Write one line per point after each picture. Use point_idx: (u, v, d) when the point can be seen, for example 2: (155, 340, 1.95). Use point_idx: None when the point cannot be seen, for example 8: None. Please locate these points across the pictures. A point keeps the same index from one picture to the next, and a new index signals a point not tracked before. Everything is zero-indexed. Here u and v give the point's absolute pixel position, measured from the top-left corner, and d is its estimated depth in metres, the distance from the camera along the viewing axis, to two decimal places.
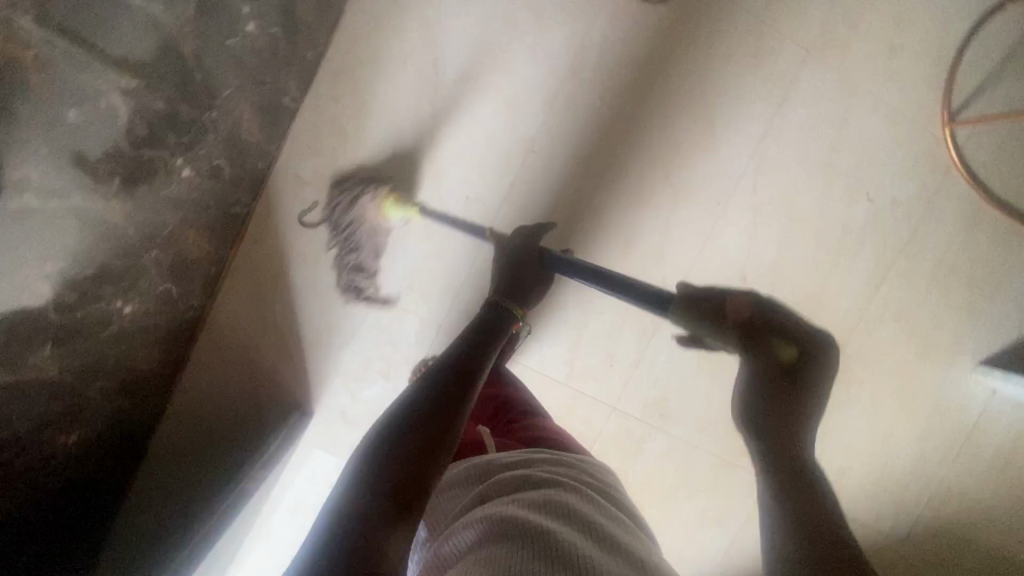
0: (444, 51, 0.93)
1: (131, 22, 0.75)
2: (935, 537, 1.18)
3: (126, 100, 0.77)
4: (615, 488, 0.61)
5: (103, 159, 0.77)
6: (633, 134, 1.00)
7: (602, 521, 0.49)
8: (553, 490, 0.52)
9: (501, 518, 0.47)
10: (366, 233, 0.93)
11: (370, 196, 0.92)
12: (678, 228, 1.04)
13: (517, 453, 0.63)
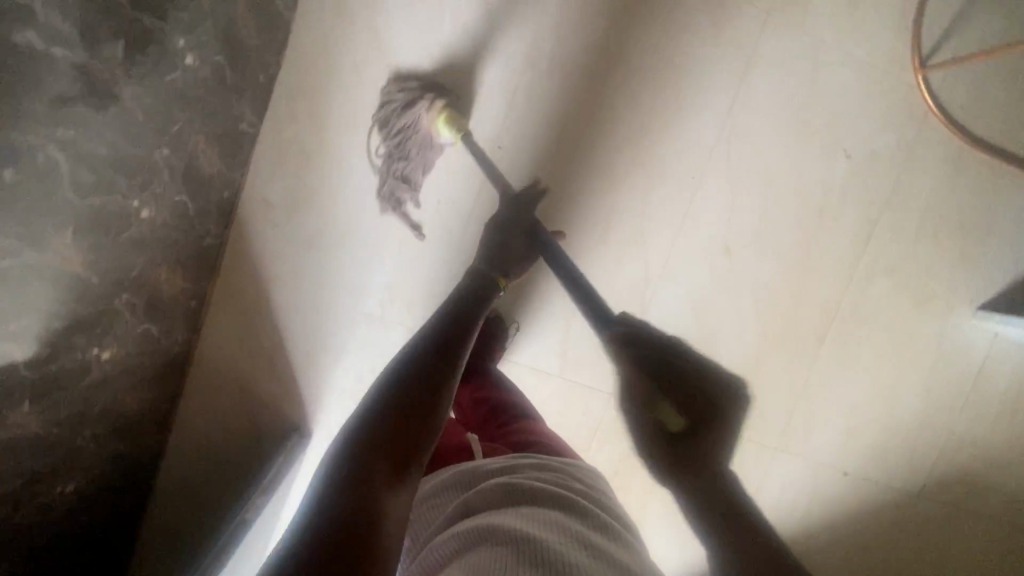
0: (396, 58, 0.92)
1: (59, 59, 0.55)
2: (951, 487, 1.16)
3: (65, 151, 0.57)
4: (603, 492, 0.61)
5: (52, 228, 0.59)
6: (598, 118, 0.99)
7: (589, 532, 0.49)
8: (541, 500, 0.52)
9: (489, 530, 0.46)
10: (416, 142, 0.89)
11: (425, 107, 0.88)
12: (655, 207, 1.03)
13: (504, 459, 0.62)
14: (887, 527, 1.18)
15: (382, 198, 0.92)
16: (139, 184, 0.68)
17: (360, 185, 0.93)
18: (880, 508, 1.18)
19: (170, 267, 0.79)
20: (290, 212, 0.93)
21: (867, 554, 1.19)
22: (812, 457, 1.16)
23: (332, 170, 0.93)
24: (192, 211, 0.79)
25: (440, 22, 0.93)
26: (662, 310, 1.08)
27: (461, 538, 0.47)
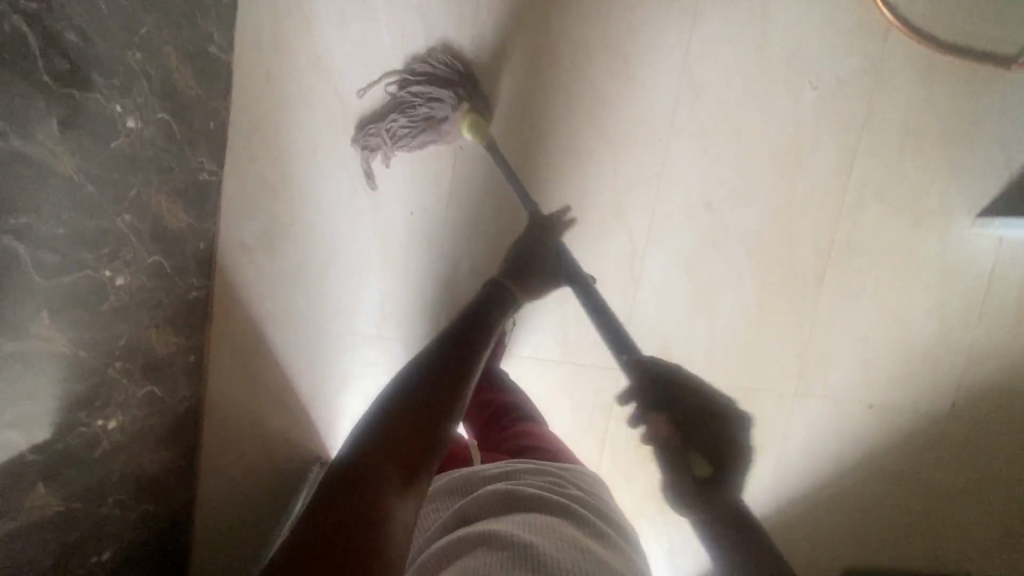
0: (341, 78, 0.91)
1: (44, 176, 0.56)
2: (981, 402, 1.14)
3: (38, 249, 0.57)
4: (600, 496, 0.64)
5: (45, 322, 0.60)
6: (553, 99, 0.98)
7: (582, 536, 0.52)
8: (537, 506, 0.55)
9: (486, 534, 0.50)
10: (428, 116, 0.89)
11: (455, 102, 0.89)
12: (629, 178, 1.02)
13: (502, 466, 0.66)
14: (923, 454, 1.16)
15: (361, 131, 0.91)
16: (107, 254, 0.66)
17: (330, 211, 0.94)
18: (912, 436, 1.16)
19: (162, 329, 0.79)
20: (268, 252, 0.93)
21: (908, 484, 1.17)
22: (834, 397, 1.15)
23: (301, 202, 0.93)
24: (172, 270, 0.79)
25: (375, 33, 0.91)
26: (655, 278, 1.07)
27: (459, 541, 0.50)
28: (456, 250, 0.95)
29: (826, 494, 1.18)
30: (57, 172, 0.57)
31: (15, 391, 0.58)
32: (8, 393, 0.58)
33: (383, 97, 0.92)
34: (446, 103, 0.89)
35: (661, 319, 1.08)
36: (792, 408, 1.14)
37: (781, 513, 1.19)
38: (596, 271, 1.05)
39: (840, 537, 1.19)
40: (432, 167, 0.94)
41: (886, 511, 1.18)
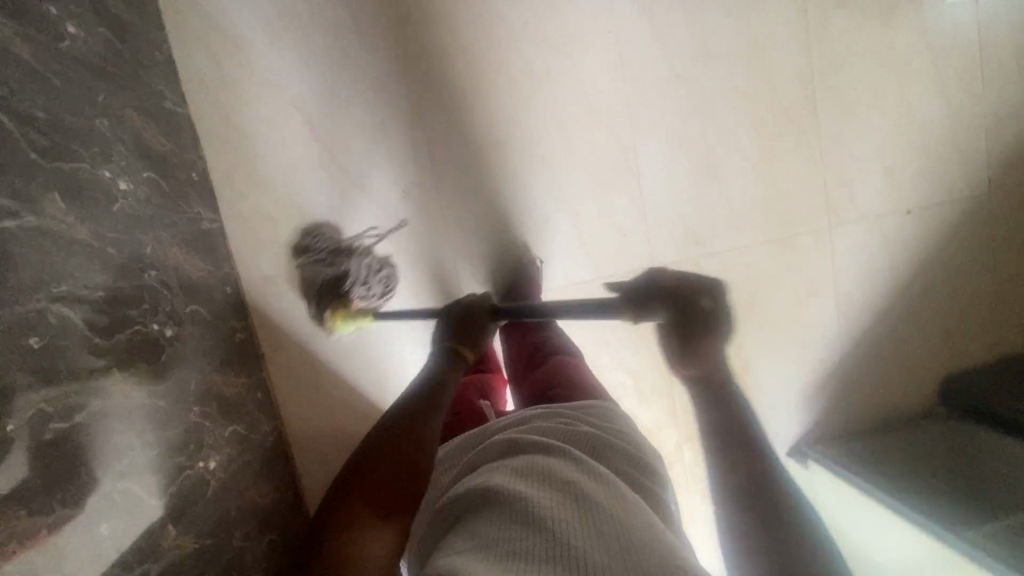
0: (294, 92, 0.95)
1: (84, 249, 0.62)
2: (1011, 167, 1.13)
3: (98, 312, 0.63)
4: (608, 431, 0.66)
5: (128, 376, 0.66)
6: (494, 34, 0.98)
7: (575, 475, 0.54)
8: (537, 453, 0.58)
9: (482, 485, 0.53)
10: (323, 280, 0.96)
11: (340, 293, 0.96)
12: (592, 82, 1.02)
13: (516, 420, 0.71)
14: (976, 240, 1.14)
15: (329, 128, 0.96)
16: (149, 308, 0.70)
17: (331, 216, 0.98)
18: (960, 225, 1.14)
19: (223, 370, 0.84)
20: (290, 277, 0.97)
21: (974, 272, 1.15)
22: (871, 215, 1.12)
23: (304, 219, 0.97)
24: (210, 317, 0.84)
25: (310, 37, 0.94)
26: (654, 164, 1.06)
27: (459, 497, 0.54)
28: (460, 213, 1.03)
29: (900, 312, 1.15)
30: (88, 245, 0.63)
31: (127, 440, 0.64)
32: (120, 443, 0.63)
33: (351, 86, 0.96)
34: (337, 288, 0.96)
35: (677, 203, 1.07)
36: (834, 242, 1.12)
37: (870, 350, 1.15)
38: (596, 180, 1.05)
39: (931, 349, 1.16)
40: (390, 131, 0.99)
41: (964, 307, 1.16)
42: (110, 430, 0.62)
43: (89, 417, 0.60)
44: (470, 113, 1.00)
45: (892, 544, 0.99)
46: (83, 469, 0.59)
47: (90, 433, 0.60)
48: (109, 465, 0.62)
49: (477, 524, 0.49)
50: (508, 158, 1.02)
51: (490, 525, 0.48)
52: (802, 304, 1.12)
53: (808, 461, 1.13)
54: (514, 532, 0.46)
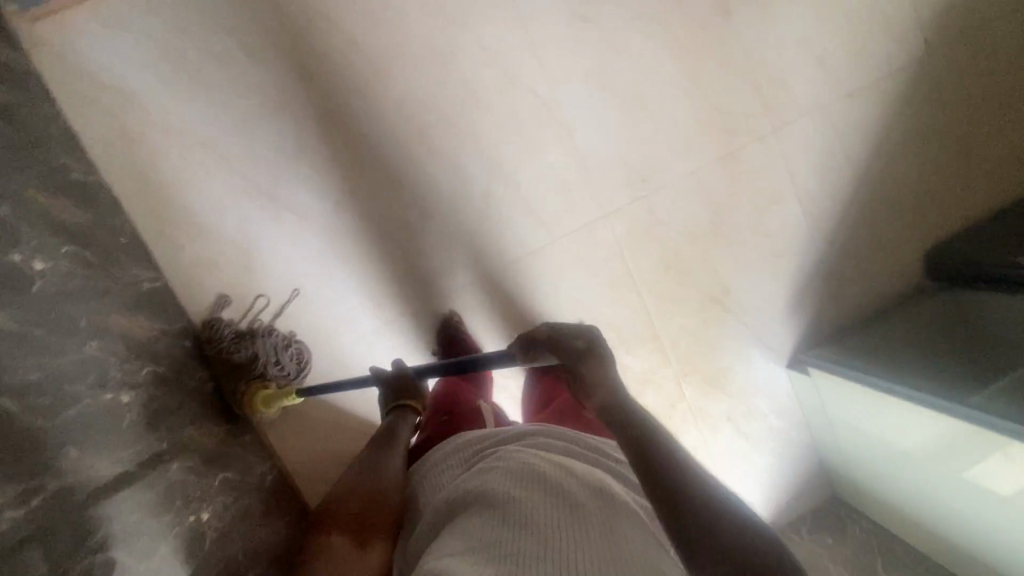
0: (202, 133, 0.93)
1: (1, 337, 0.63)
2: (945, 23, 1.09)
3: (34, 395, 0.64)
4: (605, 453, 0.68)
5: (85, 451, 0.67)
6: (384, 23, 0.96)
7: (568, 483, 0.56)
8: (533, 455, 0.61)
9: (482, 488, 0.56)
10: (234, 371, 0.89)
11: (259, 376, 0.90)
12: (498, 45, 0.99)
13: (516, 429, 0.71)
14: (927, 106, 1.11)
15: (246, 159, 0.95)
16: (97, 380, 0.72)
17: (272, 245, 0.97)
18: (908, 96, 1.10)
19: (198, 423, 0.85)
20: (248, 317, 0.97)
21: (932, 136, 1.12)
22: (815, 106, 1.08)
23: (246, 255, 0.96)
24: (171, 374, 0.84)
25: (203, 74, 0.92)
26: (581, 113, 1.03)
27: (458, 499, 0.58)
28: (400, 211, 1.01)
29: (866, 197, 1.12)
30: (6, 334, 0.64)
31: (102, 508, 0.66)
32: (95, 513, 0.65)
33: (256, 112, 0.95)
34: (254, 372, 0.90)
35: (614, 146, 1.05)
36: (784, 143, 1.09)
37: (845, 242, 1.13)
38: (526, 143, 1.03)
39: (905, 227, 1.14)
40: (308, 145, 0.97)
41: (930, 174, 1.13)
42: (80, 504, 0.64)
43: (51, 496, 0.62)
44: (386, 110, 0.98)
45: (909, 432, 0.96)
46: (79, 544, 0.63)
47: (58, 509, 0.62)
48: (88, 536, 0.64)
49: (470, 526, 0.52)
50: (434, 144, 1.00)
51: (483, 527, 0.51)
52: (764, 215, 1.10)
53: (810, 370, 1.11)
54: (505, 536, 0.50)
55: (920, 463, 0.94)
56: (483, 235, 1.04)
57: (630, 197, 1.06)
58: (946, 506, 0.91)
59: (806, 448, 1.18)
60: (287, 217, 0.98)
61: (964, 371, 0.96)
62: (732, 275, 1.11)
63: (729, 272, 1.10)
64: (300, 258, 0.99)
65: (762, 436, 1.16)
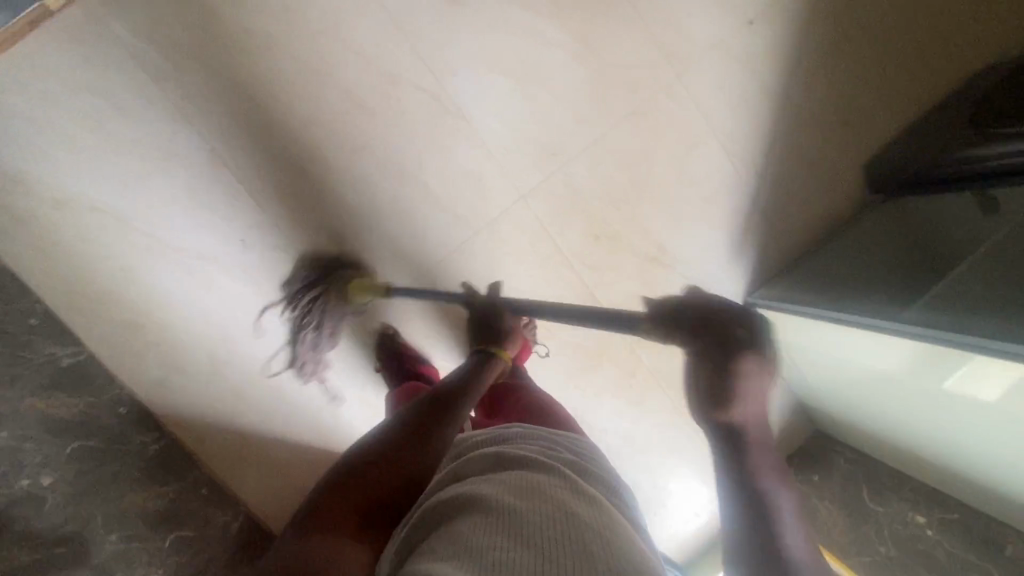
0: (89, 196, 0.91)
1: None
2: None
3: None
4: (575, 454, 0.64)
5: (14, 533, 0.83)
6: (252, 49, 0.93)
7: (567, 497, 0.50)
8: (524, 465, 0.55)
9: (473, 496, 0.49)
10: (303, 307, 0.99)
11: (325, 285, 0.97)
12: (373, 47, 0.96)
13: (491, 434, 0.64)
14: (841, 14, 1.04)
15: (141, 214, 0.93)
16: (15, 469, 0.84)
17: (188, 294, 0.96)
18: (818, 7, 1.04)
19: (143, 489, 0.91)
20: (181, 371, 0.96)
21: (852, 45, 1.06)
22: (717, 39, 1.03)
23: (164, 310, 0.95)
24: (104, 447, 0.89)
25: (79, 138, 0.90)
26: (476, 100, 1.00)
27: (443, 498, 0.50)
28: (312, 236, 0.99)
29: (793, 121, 1.07)
30: None
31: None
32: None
33: (140, 164, 0.92)
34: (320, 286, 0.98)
35: (515, 125, 1.02)
36: (692, 86, 1.04)
37: (777, 174, 1.08)
38: (425, 142, 1.00)
39: (839, 145, 1.09)
40: (203, 187, 0.95)
41: (853, 84, 1.07)
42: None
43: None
44: (274, 137, 0.96)
45: (877, 360, 0.86)
46: None
47: None
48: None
49: (456, 527, 0.45)
50: (330, 161, 0.98)
51: (475, 528, 0.44)
52: (686, 164, 1.06)
53: (759, 310, 1.09)
54: (497, 540, 0.43)
55: (892, 394, 0.87)
56: (401, 241, 1.02)
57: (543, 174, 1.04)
58: (919, 425, 0.87)
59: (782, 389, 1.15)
60: (196, 263, 0.96)
61: (903, 281, 0.91)
62: (665, 231, 1.07)
63: (661, 229, 1.07)
64: (219, 301, 0.97)
65: None
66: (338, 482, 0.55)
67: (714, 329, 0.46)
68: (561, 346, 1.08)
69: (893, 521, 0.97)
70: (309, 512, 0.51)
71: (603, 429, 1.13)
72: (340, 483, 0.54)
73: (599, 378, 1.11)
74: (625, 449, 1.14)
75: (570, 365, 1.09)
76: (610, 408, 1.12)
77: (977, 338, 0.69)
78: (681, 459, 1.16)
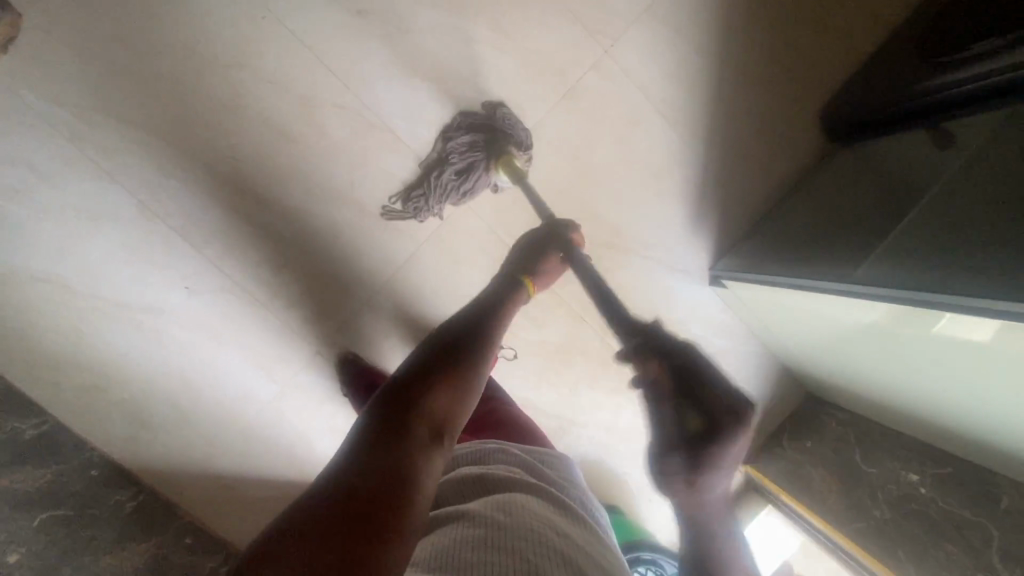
0: (26, 269, 0.91)
1: None
2: None
3: None
4: (548, 471, 0.65)
5: None
6: (162, 95, 0.90)
7: (550, 516, 0.51)
8: (507, 484, 0.55)
9: (465, 513, 0.49)
10: (462, 161, 0.95)
11: (485, 144, 0.95)
12: (284, 73, 0.93)
13: (471, 453, 0.65)
14: None
15: (80, 280, 0.92)
16: None
17: (142, 350, 0.96)
18: None
19: None
20: (150, 425, 0.99)
21: None
22: (640, 6, 0.98)
23: (122, 369, 0.96)
24: (74, 513, 0.88)
25: (4, 211, 0.88)
26: (401, 110, 0.97)
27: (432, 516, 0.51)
28: (257, 275, 0.98)
29: (735, 80, 1.02)
30: None
31: None
32: None
33: (70, 231, 0.91)
34: (467, 141, 0.95)
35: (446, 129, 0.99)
36: (624, 61, 1.00)
37: (726, 137, 1.04)
38: (356, 161, 0.98)
39: (787, 98, 1.03)
40: (136, 244, 0.94)
41: (791, 31, 1.01)
42: None
43: None
44: (200, 179, 0.94)
45: (850, 322, 0.81)
46: None
47: None
48: None
49: (441, 540, 0.46)
50: (263, 196, 0.96)
51: (460, 541, 0.45)
52: (630, 142, 1.02)
53: (724, 281, 1.05)
54: (488, 555, 0.43)
55: (880, 355, 0.80)
56: (349, 265, 1.01)
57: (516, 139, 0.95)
58: (905, 381, 0.81)
59: (764, 357, 1.11)
60: (144, 319, 0.95)
61: (862, 229, 0.86)
62: (616, 213, 1.04)
63: (613, 212, 1.04)
64: (175, 353, 0.97)
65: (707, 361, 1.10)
66: (407, 393, 0.49)
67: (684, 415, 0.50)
68: (528, 346, 1.05)
69: (887, 481, 0.93)
70: (385, 421, 0.46)
71: (584, 423, 1.10)
72: (412, 394, 0.49)
73: (572, 374, 1.08)
74: (609, 441, 1.12)
75: (540, 365, 1.06)
76: (588, 401, 1.10)
77: (965, 299, 0.62)
78: None
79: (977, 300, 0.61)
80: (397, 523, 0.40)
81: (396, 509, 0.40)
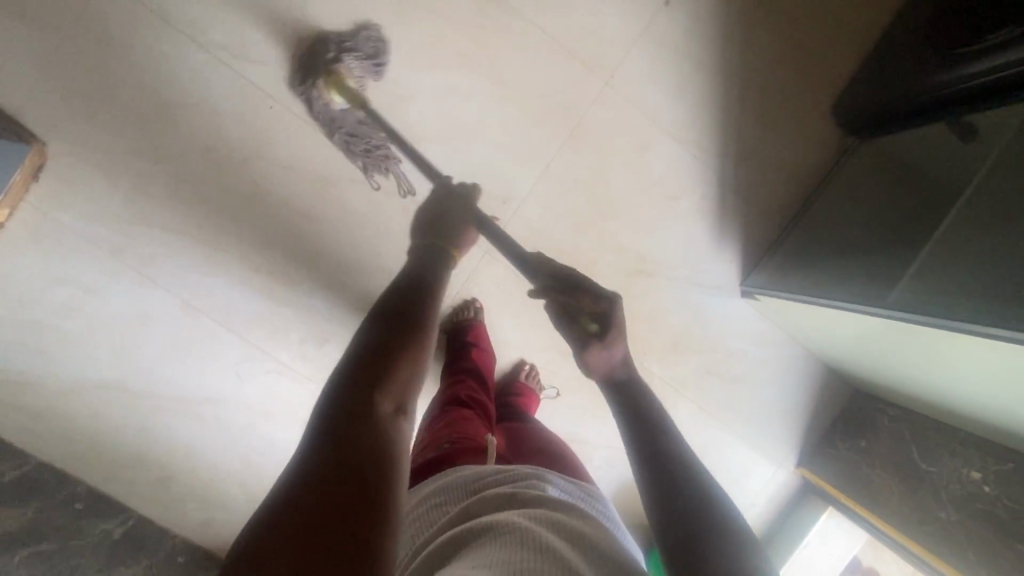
0: (88, 380, 0.96)
1: None
2: None
3: None
4: (583, 495, 0.58)
5: None
6: (188, 199, 0.94)
7: (586, 532, 0.46)
8: (545, 506, 0.50)
9: (501, 524, 0.44)
10: (313, 110, 0.90)
11: (310, 86, 0.89)
12: (297, 157, 0.95)
13: (505, 472, 0.58)
14: None
15: (138, 382, 0.97)
16: None
17: (204, 438, 1.01)
18: None
19: None
20: (224, 507, 1.04)
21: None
22: (634, 33, 0.97)
23: (190, 459, 1.01)
24: None
25: (62, 331, 0.94)
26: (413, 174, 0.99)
27: (456, 534, 0.45)
28: (303, 355, 1.02)
29: (742, 91, 1.00)
30: None
31: None
32: None
33: (123, 340, 0.96)
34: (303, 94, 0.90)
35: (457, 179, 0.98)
36: (627, 88, 0.99)
37: (739, 148, 1.03)
38: (379, 231, 1.00)
39: (797, 98, 1.02)
40: (182, 341, 0.98)
41: (790, 31, 0.99)
42: None
43: None
44: (234, 272, 0.97)
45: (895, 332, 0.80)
46: None
47: None
48: None
49: (475, 554, 0.41)
50: (296, 280, 0.99)
51: (498, 553, 0.40)
52: (642, 166, 1.02)
53: (757, 297, 1.04)
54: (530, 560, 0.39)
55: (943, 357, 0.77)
56: None
57: (332, 48, 0.87)
58: (964, 384, 0.80)
59: (805, 360, 1.11)
60: (202, 409, 1.00)
61: (890, 233, 0.85)
62: (639, 240, 1.04)
63: (635, 240, 1.04)
64: (235, 437, 1.02)
65: (748, 369, 1.10)
66: (353, 375, 0.44)
67: (571, 311, 0.65)
68: (569, 382, 1.09)
69: (949, 481, 0.93)
70: (337, 407, 0.41)
71: None
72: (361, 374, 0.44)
73: None
74: None
75: (580, 398, 1.10)
76: None
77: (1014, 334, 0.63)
78: (724, 449, 1.11)
79: (977, 325, 0.67)
80: (382, 503, 0.36)
81: (377, 491, 0.36)
